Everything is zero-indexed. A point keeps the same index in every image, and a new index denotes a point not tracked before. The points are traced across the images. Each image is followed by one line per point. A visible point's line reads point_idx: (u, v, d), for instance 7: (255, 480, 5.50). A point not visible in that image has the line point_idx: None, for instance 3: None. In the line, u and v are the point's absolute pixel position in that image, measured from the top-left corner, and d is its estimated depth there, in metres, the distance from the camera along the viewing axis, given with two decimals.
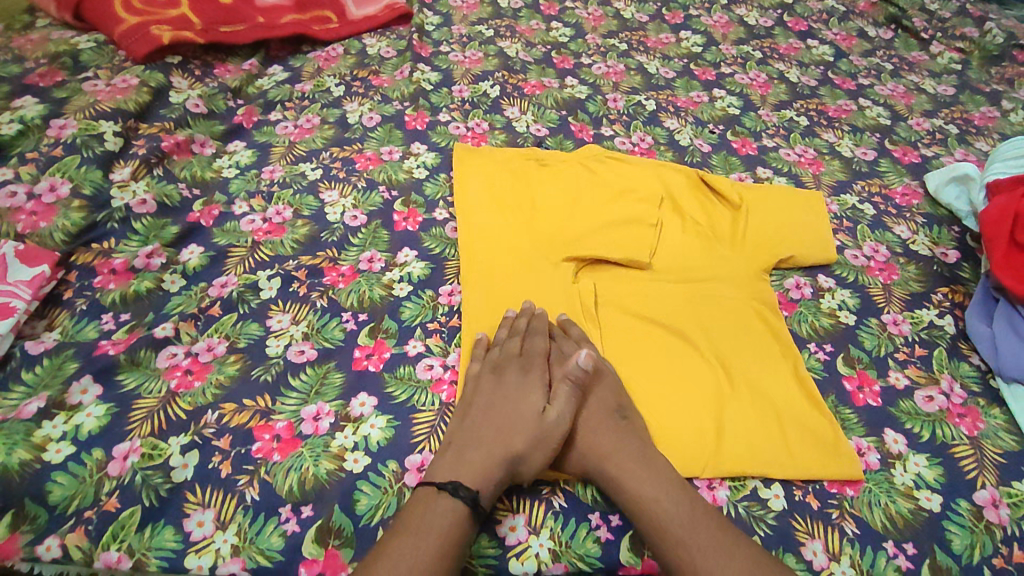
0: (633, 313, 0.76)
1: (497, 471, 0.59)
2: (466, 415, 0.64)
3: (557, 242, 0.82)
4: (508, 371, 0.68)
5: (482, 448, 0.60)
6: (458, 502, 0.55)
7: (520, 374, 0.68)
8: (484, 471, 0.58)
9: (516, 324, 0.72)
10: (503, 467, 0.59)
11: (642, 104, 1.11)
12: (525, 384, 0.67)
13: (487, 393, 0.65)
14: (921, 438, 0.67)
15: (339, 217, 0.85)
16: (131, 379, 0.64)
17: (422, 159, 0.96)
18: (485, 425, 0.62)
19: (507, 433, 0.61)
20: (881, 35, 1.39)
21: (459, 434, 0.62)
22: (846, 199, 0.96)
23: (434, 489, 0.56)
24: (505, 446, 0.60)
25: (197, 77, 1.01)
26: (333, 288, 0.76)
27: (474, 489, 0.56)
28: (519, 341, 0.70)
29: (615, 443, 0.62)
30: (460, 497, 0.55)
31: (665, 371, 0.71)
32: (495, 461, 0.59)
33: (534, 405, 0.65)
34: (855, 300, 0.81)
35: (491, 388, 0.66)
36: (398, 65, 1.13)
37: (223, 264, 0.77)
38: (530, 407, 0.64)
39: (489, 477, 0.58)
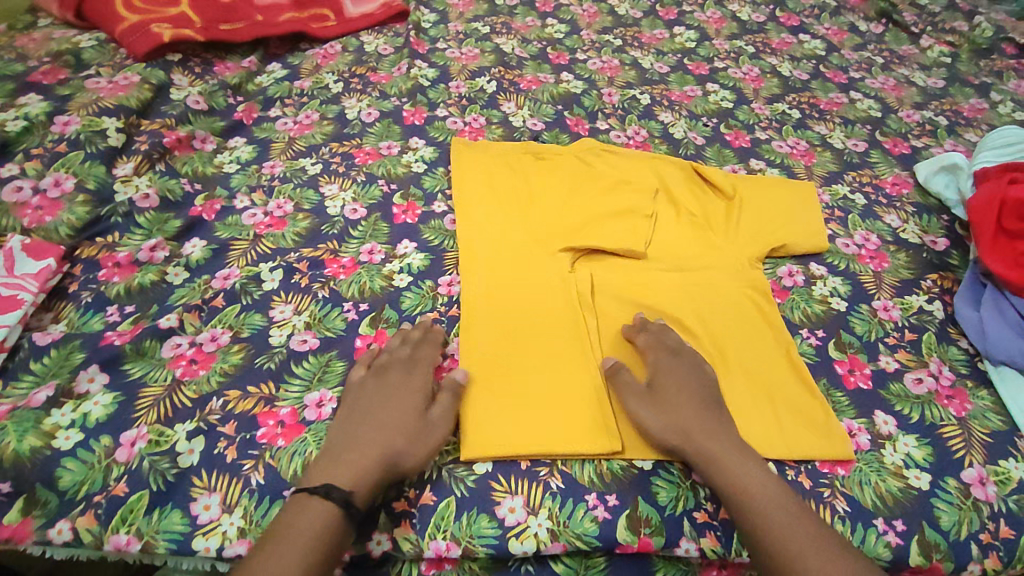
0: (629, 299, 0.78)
1: (373, 470, 0.57)
2: (353, 419, 0.62)
3: (554, 233, 0.83)
4: (391, 373, 0.66)
5: (357, 450, 0.58)
6: (331, 504, 0.54)
7: (402, 374, 0.66)
8: (361, 468, 0.57)
9: (409, 333, 0.71)
10: (381, 465, 0.58)
11: (637, 98, 1.13)
12: (408, 381, 0.66)
13: (372, 394, 0.64)
14: (910, 419, 0.69)
15: (339, 210, 0.86)
16: (137, 368, 0.65)
17: (421, 153, 0.97)
18: (365, 425, 0.61)
19: (386, 431, 0.60)
20: (871, 29, 1.41)
21: (342, 437, 0.60)
22: (837, 189, 0.98)
23: (310, 493, 0.55)
24: (383, 443, 0.59)
25: (197, 74, 1.02)
26: (334, 279, 0.77)
27: (346, 489, 0.55)
28: (407, 346, 0.69)
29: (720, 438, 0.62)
30: (333, 498, 0.54)
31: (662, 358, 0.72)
32: (374, 460, 0.58)
33: (416, 403, 0.64)
34: (846, 287, 0.82)
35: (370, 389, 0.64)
36: (396, 62, 1.15)
37: (226, 256, 0.78)
38: (412, 406, 0.63)
39: (365, 477, 0.57)
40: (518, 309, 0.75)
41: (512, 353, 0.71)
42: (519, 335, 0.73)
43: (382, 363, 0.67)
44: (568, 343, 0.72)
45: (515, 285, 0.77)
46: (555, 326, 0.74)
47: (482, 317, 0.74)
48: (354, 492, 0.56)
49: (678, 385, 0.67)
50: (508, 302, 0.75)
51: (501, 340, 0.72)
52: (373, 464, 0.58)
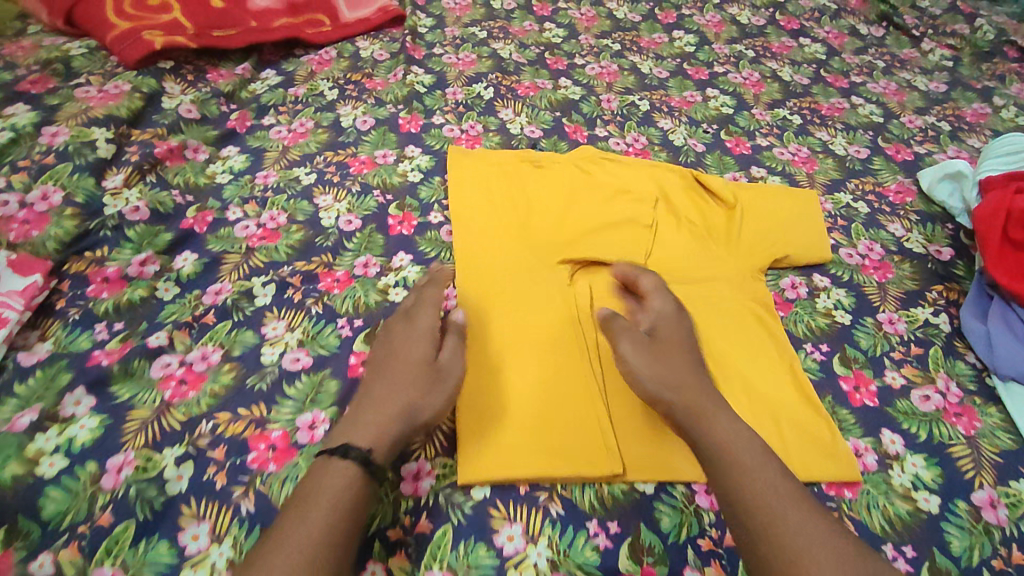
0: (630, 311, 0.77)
1: (391, 426, 0.58)
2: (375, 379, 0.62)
3: (553, 246, 0.82)
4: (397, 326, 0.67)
5: (377, 410, 0.59)
6: (350, 462, 0.54)
7: (408, 325, 0.67)
8: (381, 425, 0.58)
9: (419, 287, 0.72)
10: (401, 419, 0.59)
11: (636, 104, 1.11)
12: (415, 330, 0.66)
13: (387, 349, 0.65)
14: (918, 438, 0.68)
15: (333, 222, 0.85)
16: (125, 390, 0.64)
17: (417, 162, 0.96)
18: (378, 380, 0.62)
19: (399, 386, 0.61)
20: (872, 32, 1.40)
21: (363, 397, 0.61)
22: (839, 197, 0.96)
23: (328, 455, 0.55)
24: (399, 399, 0.60)
25: (189, 81, 1.00)
26: (328, 293, 0.76)
27: (365, 448, 0.56)
28: (411, 301, 0.70)
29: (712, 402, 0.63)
30: (351, 457, 0.55)
31: None
32: (393, 415, 0.59)
33: (425, 351, 0.64)
34: (851, 300, 0.81)
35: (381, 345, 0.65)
36: (392, 68, 1.13)
37: (217, 271, 0.77)
38: (421, 354, 0.64)
39: (386, 434, 0.58)
40: (517, 325, 0.73)
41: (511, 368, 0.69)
42: (518, 353, 0.71)
43: (397, 318, 0.68)
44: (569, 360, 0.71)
45: (514, 300, 0.76)
46: (556, 342, 0.72)
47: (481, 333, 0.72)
48: (373, 450, 0.56)
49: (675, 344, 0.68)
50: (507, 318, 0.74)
51: (501, 356, 0.70)
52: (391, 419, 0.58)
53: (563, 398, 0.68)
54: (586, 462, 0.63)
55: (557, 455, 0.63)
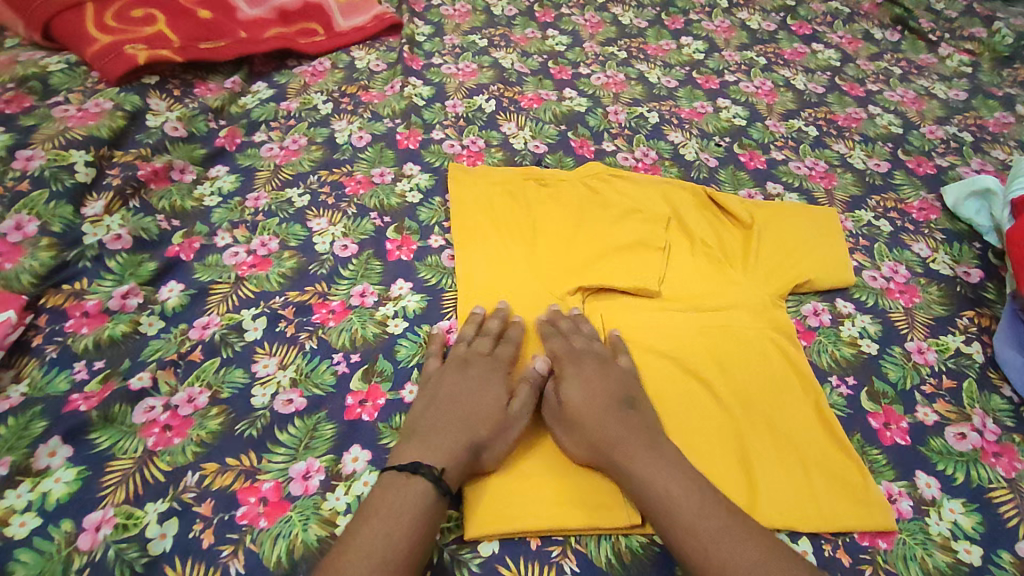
0: (641, 342, 0.72)
1: (460, 457, 0.58)
2: (429, 406, 0.62)
3: (560, 273, 0.79)
4: (468, 362, 0.67)
5: (446, 434, 0.59)
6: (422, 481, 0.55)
7: (485, 370, 0.66)
8: (447, 454, 0.58)
9: (487, 324, 0.71)
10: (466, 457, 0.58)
11: (645, 116, 1.07)
12: (486, 375, 0.66)
13: (452, 384, 0.64)
14: (955, 481, 0.63)
15: (328, 247, 0.80)
16: (105, 438, 0.59)
17: (416, 181, 0.91)
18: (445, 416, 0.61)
19: (470, 418, 0.61)
20: (887, 37, 1.35)
21: (418, 423, 0.61)
22: (860, 215, 0.91)
23: (395, 471, 0.56)
24: (467, 431, 0.60)
25: (176, 97, 0.96)
26: (323, 326, 0.71)
27: (437, 468, 0.56)
28: (491, 341, 0.69)
29: (626, 444, 0.59)
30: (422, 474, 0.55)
31: (680, 400, 0.67)
32: (461, 448, 0.58)
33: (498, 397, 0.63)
34: (877, 327, 0.76)
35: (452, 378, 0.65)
36: (389, 79, 1.08)
37: (205, 302, 0.72)
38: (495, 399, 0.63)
39: (456, 459, 0.58)
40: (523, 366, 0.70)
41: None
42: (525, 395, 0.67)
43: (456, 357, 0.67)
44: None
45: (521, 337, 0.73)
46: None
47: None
48: (447, 471, 0.57)
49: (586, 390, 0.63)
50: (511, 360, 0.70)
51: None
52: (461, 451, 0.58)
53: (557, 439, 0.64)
54: (599, 511, 0.59)
55: (568, 504, 0.60)
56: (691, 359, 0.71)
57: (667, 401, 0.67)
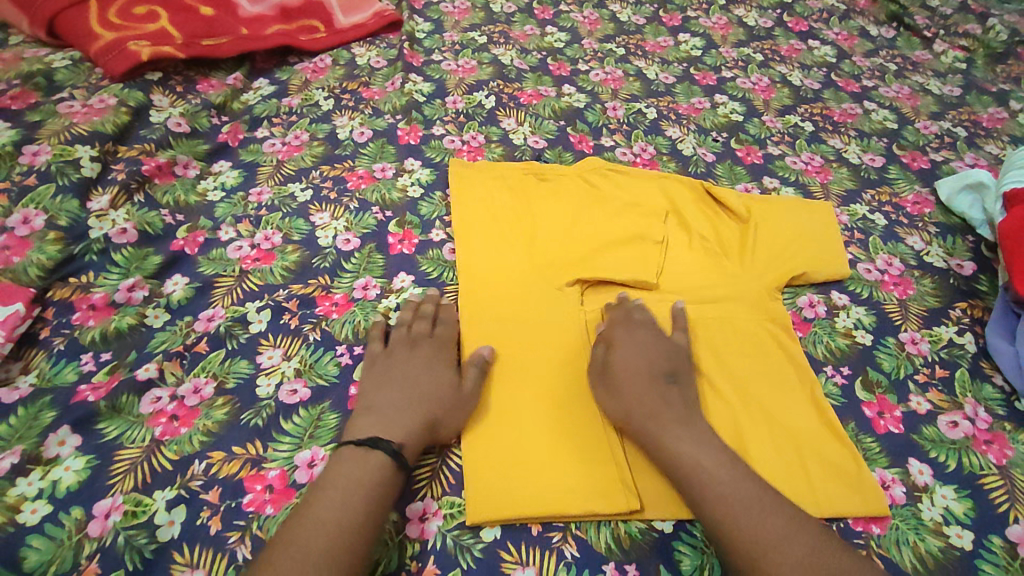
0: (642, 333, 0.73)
1: (416, 430, 0.61)
2: (380, 386, 0.64)
3: (560, 263, 0.80)
4: (418, 344, 0.69)
5: (401, 414, 0.61)
6: (382, 454, 0.57)
7: (432, 352, 0.68)
8: (405, 429, 0.60)
9: (423, 308, 0.73)
10: (423, 429, 0.61)
11: (643, 112, 1.08)
12: (434, 355, 0.68)
13: (401, 365, 0.66)
14: (947, 468, 0.64)
15: (330, 241, 0.81)
16: (113, 427, 0.60)
17: (417, 176, 0.92)
18: (398, 394, 0.63)
19: (423, 397, 0.63)
20: (882, 34, 1.36)
21: (373, 402, 0.63)
22: (855, 209, 0.93)
23: (355, 445, 0.58)
24: (422, 407, 0.62)
25: (179, 93, 0.96)
26: (327, 319, 0.72)
27: (396, 443, 0.59)
28: (429, 324, 0.71)
29: (665, 413, 0.62)
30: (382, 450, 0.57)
31: None
32: (417, 423, 0.61)
33: (447, 377, 0.65)
34: (871, 318, 0.77)
35: (402, 359, 0.67)
36: (389, 76, 1.09)
37: (210, 294, 0.73)
38: (445, 379, 0.65)
39: (413, 434, 0.60)
40: (530, 350, 0.71)
41: (516, 395, 0.67)
42: (529, 381, 0.68)
43: (400, 341, 0.69)
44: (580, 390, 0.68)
45: (523, 322, 0.73)
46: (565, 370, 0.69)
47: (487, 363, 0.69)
48: (404, 446, 0.59)
49: (633, 359, 0.66)
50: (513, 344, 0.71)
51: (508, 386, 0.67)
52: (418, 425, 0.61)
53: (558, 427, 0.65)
54: (598, 497, 0.60)
55: (568, 490, 0.61)
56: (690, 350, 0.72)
57: None
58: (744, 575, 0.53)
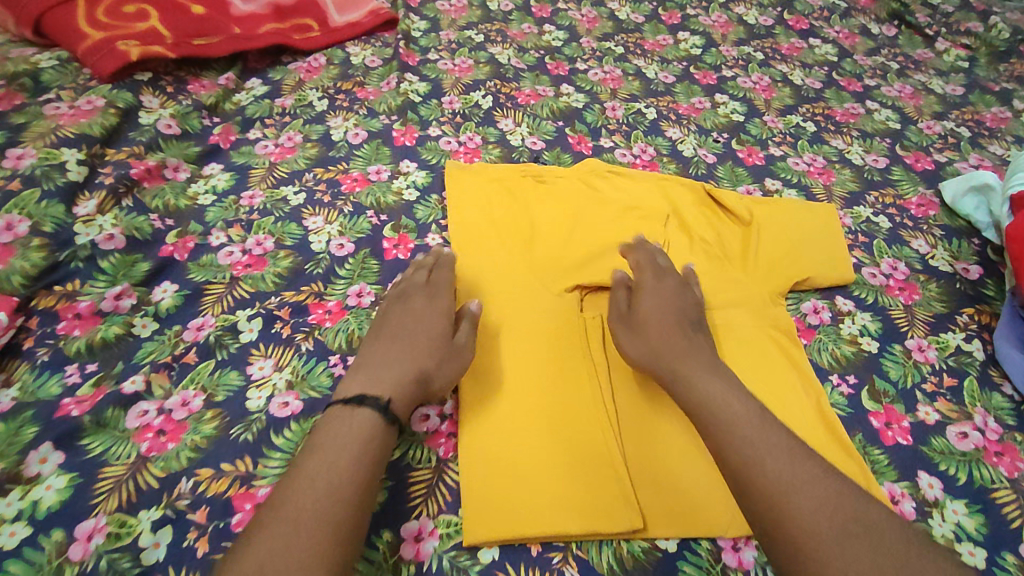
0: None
1: (408, 385, 0.60)
2: (376, 341, 0.65)
3: (559, 268, 0.78)
4: (413, 298, 0.69)
5: (392, 368, 0.61)
6: (367, 410, 0.56)
7: (426, 303, 0.69)
8: (396, 381, 0.60)
9: (420, 262, 0.74)
10: (415, 383, 0.61)
11: (643, 112, 1.06)
12: (430, 308, 0.68)
13: (395, 319, 0.67)
14: (957, 482, 0.63)
15: (324, 246, 0.79)
16: (97, 443, 0.58)
17: (412, 178, 0.90)
18: (393, 348, 0.64)
19: (415, 350, 0.63)
20: (884, 32, 1.35)
21: (367, 356, 0.63)
22: (859, 211, 0.91)
23: (341, 404, 0.57)
24: (415, 363, 0.62)
25: (169, 94, 0.94)
26: (319, 327, 0.70)
27: (385, 397, 0.58)
28: (425, 277, 0.72)
29: (688, 355, 0.64)
30: (368, 405, 0.56)
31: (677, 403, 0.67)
32: (409, 378, 0.61)
33: (441, 331, 0.66)
34: (877, 325, 0.76)
35: (399, 313, 0.68)
36: (384, 75, 1.07)
37: (200, 303, 0.71)
38: (438, 332, 0.66)
39: (403, 387, 0.60)
40: (529, 355, 0.69)
41: (512, 407, 0.65)
42: (528, 389, 0.67)
43: (395, 296, 0.70)
44: (580, 400, 0.66)
45: (522, 327, 0.72)
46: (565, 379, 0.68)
47: (485, 370, 0.68)
48: (394, 400, 0.58)
49: (658, 308, 0.69)
50: (512, 351, 0.69)
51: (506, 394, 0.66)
52: (409, 381, 0.61)
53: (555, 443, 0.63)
54: (600, 516, 0.59)
55: (568, 509, 0.59)
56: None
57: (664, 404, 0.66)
58: (757, 512, 0.52)
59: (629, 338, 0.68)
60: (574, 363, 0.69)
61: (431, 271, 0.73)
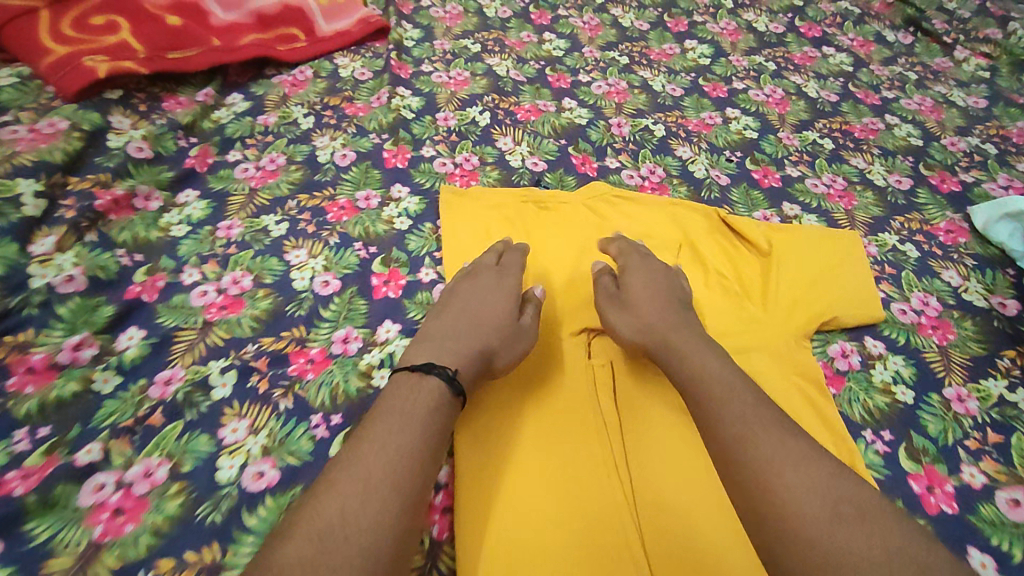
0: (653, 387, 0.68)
1: (473, 357, 0.62)
2: (442, 315, 0.67)
3: (563, 313, 0.74)
4: (482, 275, 0.72)
5: (457, 341, 0.63)
6: (433, 380, 0.58)
7: (492, 284, 0.71)
8: (461, 352, 0.62)
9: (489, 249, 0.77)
10: (479, 355, 0.63)
11: (650, 129, 0.99)
12: (498, 285, 0.71)
13: (461, 297, 0.69)
14: (1012, 559, 0.57)
15: (307, 284, 0.73)
16: (44, 528, 0.51)
17: (404, 206, 0.84)
18: (461, 321, 0.66)
19: (481, 328, 0.65)
20: (900, 40, 1.28)
21: (434, 328, 0.66)
22: (885, 238, 0.86)
23: (409, 371, 0.59)
24: (482, 336, 0.65)
25: (141, 113, 0.87)
26: (301, 381, 0.65)
27: (451, 369, 0.60)
28: (495, 262, 0.74)
29: (678, 331, 0.64)
30: (435, 375, 0.58)
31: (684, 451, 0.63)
32: (473, 350, 0.63)
33: (507, 308, 0.68)
34: (911, 371, 0.71)
35: (468, 289, 0.70)
36: (375, 89, 1.00)
37: (168, 352, 0.65)
38: (503, 312, 0.68)
39: (468, 362, 0.62)
40: (531, 412, 0.65)
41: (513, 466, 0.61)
42: (531, 450, 0.62)
43: (462, 277, 0.73)
44: (587, 460, 0.62)
45: (524, 380, 0.68)
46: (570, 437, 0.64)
47: (484, 431, 0.64)
48: (459, 372, 0.60)
49: (644, 288, 0.70)
50: (513, 407, 0.65)
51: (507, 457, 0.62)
52: (473, 351, 0.63)
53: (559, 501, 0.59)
54: None
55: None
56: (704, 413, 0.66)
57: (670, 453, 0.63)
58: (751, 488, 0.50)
59: (618, 315, 0.68)
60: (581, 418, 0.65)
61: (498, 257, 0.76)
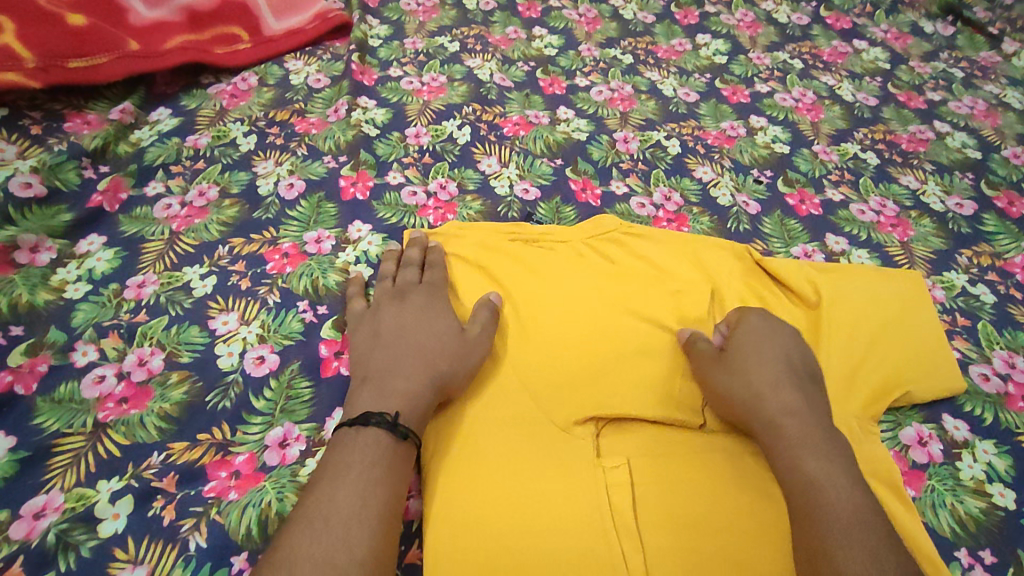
0: (664, 468, 0.54)
1: (417, 393, 0.53)
2: (375, 345, 0.57)
3: (566, 390, 0.57)
4: (409, 297, 0.61)
5: (400, 379, 0.54)
6: (372, 430, 0.49)
7: (424, 300, 0.61)
8: (406, 390, 0.53)
9: (407, 255, 0.65)
10: (427, 390, 0.54)
11: (662, 144, 0.83)
12: (430, 303, 0.61)
13: (391, 321, 0.59)
14: None
15: (235, 361, 0.58)
16: None
17: (364, 248, 0.68)
18: (399, 352, 0.56)
19: (425, 354, 0.56)
20: (939, 30, 1.12)
21: (368, 367, 0.55)
22: (951, 279, 0.72)
23: (346, 427, 0.50)
24: (427, 367, 0.55)
25: (37, 139, 0.71)
26: (220, 503, 0.50)
27: (391, 413, 0.51)
28: (417, 270, 0.64)
29: (806, 419, 0.52)
30: (375, 423, 0.49)
31: (672, 477, 0.54)
32: (420, 386, 0.53)
33: (446, 325, 0.59)
34: (1007, 462, 0.58)
35: (392, 316, 0.59)
36: (332, 100, 0.84)
37: (43, 471, 0.50)
38: (445, 327, 0.58)
39: (417, 398, 0.53)
40: (500, 449, 0.54)
41: (476, 507, 0.51)
42: (501, 497, 0.51)
43: (386, 295, 0.62)
44: (561, 491, 0.52)
45: (503, 455, 0.53)
46: (562, 526, 0.50)
47: (454, 529, 0.50)
48: (401, 415, 0.51)
49: (758, 350, 0.57)
50: (496, 507, 0.51)
51: (477, 531, 0.50)
52: (414, 386, 0.53)
53: (531, 543, 0.49)
54: None
55: None
56: (748, 527, 0.52)
57: (659, 484, 0.53)
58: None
59: (726, 377, 0.56)
60: (585, 516, 0.51)
61: (421, 266, 0.65)
